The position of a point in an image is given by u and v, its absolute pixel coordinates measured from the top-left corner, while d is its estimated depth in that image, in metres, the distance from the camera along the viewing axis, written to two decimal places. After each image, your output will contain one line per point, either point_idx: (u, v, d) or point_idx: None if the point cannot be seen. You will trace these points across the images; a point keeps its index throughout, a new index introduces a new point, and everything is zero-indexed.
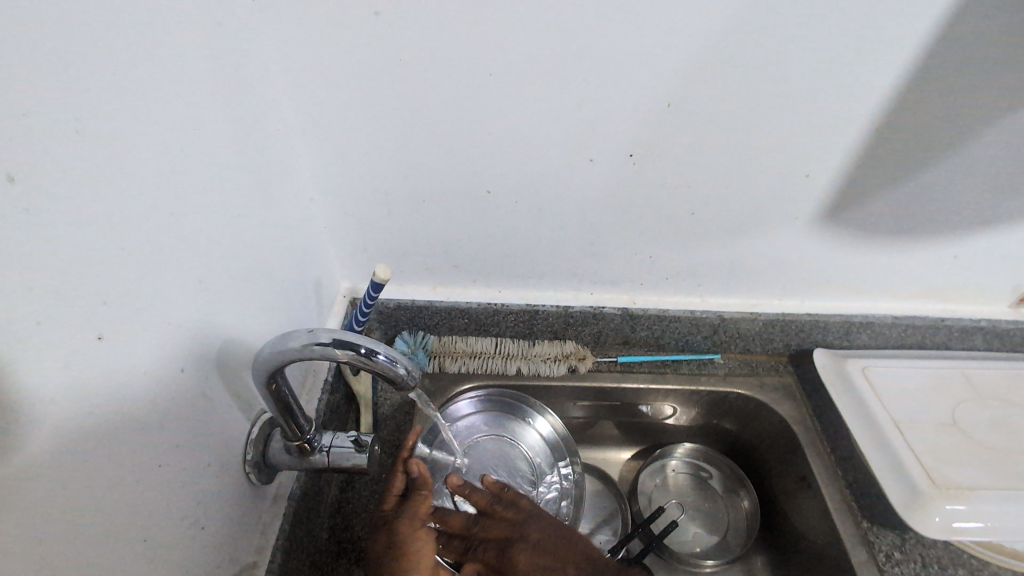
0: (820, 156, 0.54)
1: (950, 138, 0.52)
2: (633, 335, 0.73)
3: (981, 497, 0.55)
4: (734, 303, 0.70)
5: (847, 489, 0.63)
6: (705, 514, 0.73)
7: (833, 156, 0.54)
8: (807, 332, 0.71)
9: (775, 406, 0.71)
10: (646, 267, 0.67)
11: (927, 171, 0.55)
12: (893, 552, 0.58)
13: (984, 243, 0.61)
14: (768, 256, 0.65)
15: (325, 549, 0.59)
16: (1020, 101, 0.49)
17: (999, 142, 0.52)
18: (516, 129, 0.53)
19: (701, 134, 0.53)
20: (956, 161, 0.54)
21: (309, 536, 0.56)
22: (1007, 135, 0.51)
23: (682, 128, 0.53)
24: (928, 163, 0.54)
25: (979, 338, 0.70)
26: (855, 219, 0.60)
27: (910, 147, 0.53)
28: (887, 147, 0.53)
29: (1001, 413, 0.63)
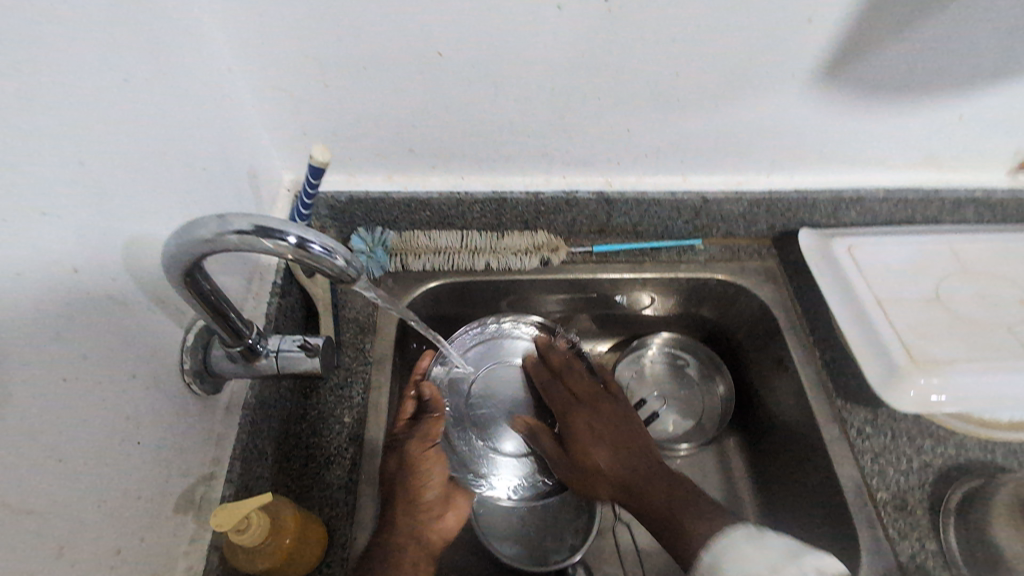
0: None
1: None
2: (609, 222, 0.68)
3: (957, 370, 0.54)
4: (719, 183, 0.65)
5: (824, 370, 0.62)
6: (681, 400, 0.73)
7: None
8: (793, 211, 0.66)
9: (756, 291, 0.69)
10: (623, 143, 0.60)
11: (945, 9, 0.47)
12: (864, 427, 0.58)
13: (996, 99, 0.55)
14: (758, 125, 0.58)
15: (290, 456, 0.56)
16: None
17: None
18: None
19: None
20: None
21: (274, 444, 0.53)
22: None
23: None
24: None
25: (970, 212, 0.66)
26: (858, 76, 0.53)
27: None
28: None
29: (983, 286, 0.60)
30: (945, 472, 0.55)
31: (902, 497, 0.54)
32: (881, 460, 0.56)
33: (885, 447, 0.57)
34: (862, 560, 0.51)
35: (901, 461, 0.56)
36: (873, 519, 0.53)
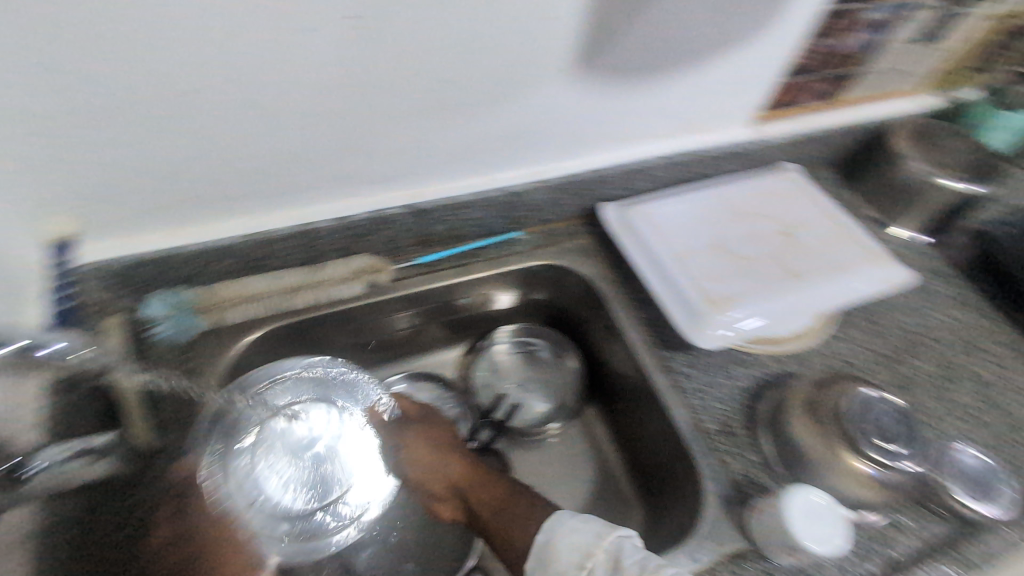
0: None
1: None
2: (428, 232, 0.68)
3: (741, 303, 0.62)
4: (519, 176, 0.67)
5: (645, 326, 0.68)
6: (540, 383, 0.79)
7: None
8: (591, 189, 0.71)
9: (579, 269, 0.73)
10: (416, 156, 0.60)
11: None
12: (686, 368, 0.64)
13: (722, 70, 0.63)
14: (536, 120, 0.61)
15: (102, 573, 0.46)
16: None
17: None
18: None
19: None
20: None
21: None
22: None
23: None
24: None
25: (734, 164, 0.76)
26: (606, 65, 0.57)
27: None
28: None
29: (751, 225, 0.70)
30: (754, 390, 0.63)
31: (726, 422, 0.60)
32: (704, 393, 0.62)
33: (706, 381, 0.63)
34: (707, 487, 0.57)
35: (720, 390, 0.62)
36: (710, 448, 0.59)
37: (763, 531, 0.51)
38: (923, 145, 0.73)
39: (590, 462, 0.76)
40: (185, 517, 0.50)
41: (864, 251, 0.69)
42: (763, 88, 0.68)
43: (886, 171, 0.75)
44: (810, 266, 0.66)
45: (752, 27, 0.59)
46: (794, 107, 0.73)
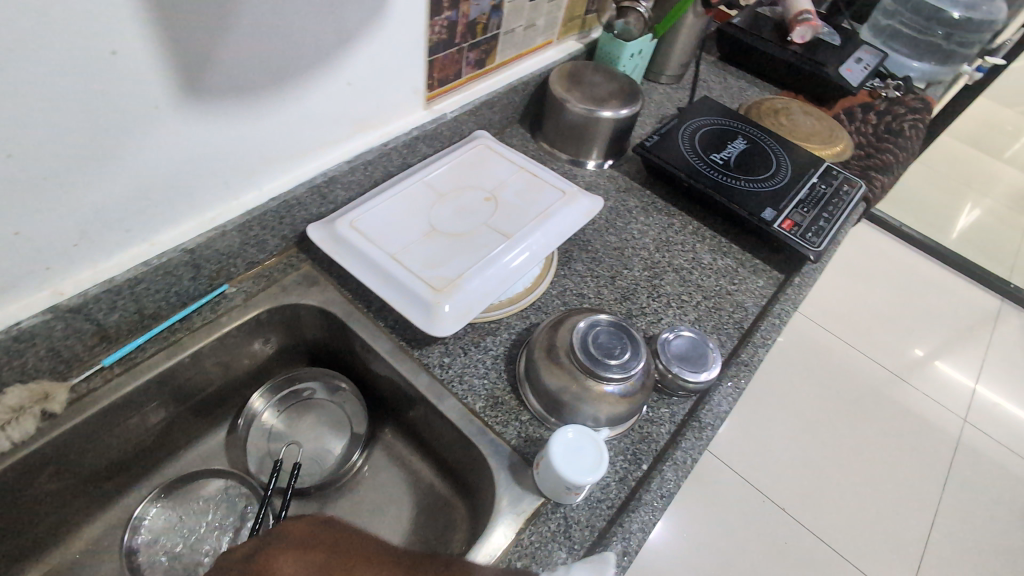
0: (106, 20, 0.41)
1: None
2: (104, 325, 0.56)
3: (466, 278, 0.63)
4: (191, 228, 0.58)
5: (393, 332, 0.65)
6: (324, 424, 0.74)
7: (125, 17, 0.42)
8: (286, 216, 0.65)
9: (307, 299, 0.67)
10: (26, 249, 0.47)
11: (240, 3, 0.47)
12: (443, 360, 0.64)
13: (360, 60, 0.62)
14: (174, 163, 0.52)
15: None
16: None
17: None
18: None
19: None
20: None
21: None
22: None
23: None
24: None
25: (424, 145, 0.77)
26: (224, 84, 0.51)
27: None
28: None
29: (458, 201, 0.72)
30: (508, 353, 0.65)
31: (493, 395, 0.62)
32: (466, 376, 0.63)
33: (464, 364, 0.64)
34: (495, 464, 0.57)
35: (479, 367, 0.64)
36: (483, 426, 0.60)
37: (546, 484, 0.53)
38: (576, 89, 0.84)
39: (402, 479, 0.73)
40: None
41: (560, 193, 0.75)
42: (415, 66, 0.69)
43: (558, 116, 0.85)
44: (517, 223, 0.70)
45: (366, 11, 0.58)
46: (456, 82, 0.76)
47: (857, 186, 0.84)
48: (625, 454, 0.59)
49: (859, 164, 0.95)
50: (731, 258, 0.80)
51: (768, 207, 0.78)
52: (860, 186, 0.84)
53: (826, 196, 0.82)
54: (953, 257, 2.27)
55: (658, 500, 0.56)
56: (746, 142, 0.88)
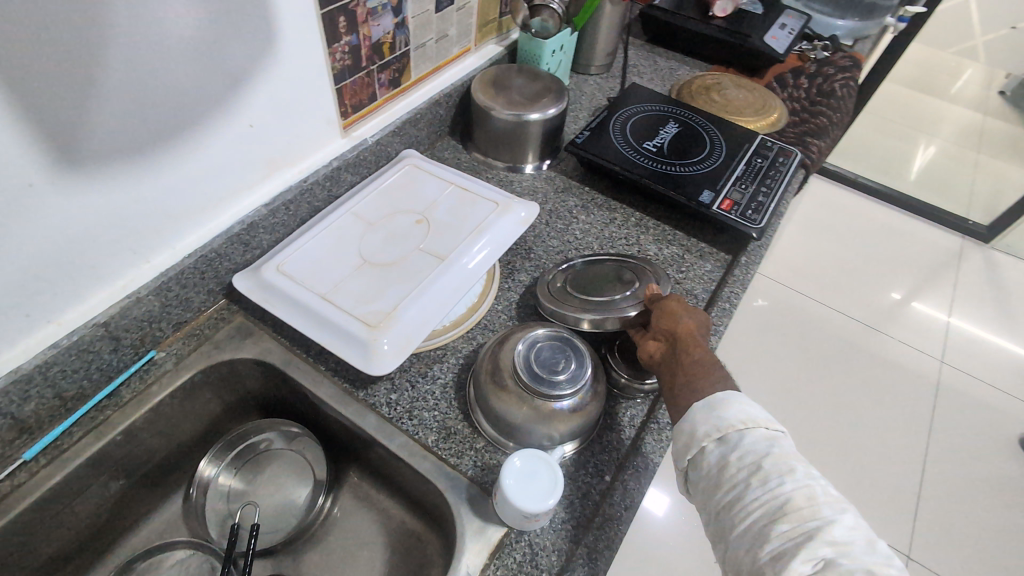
0: None
1: (75, 19, 0.41)
2: (18, 419, 0.52)
3: (402, 309, 0.61)
4: (100, 301, 0.55)
5: (336, 375, 0.63)
6: (285, 476, 0.71)
7: None
8: (207, 271, 0.62)
9: (242, 353, 0.65)
10: None
11: (102, 63, 0.44)
12: (391, 396, 0.62)
13: (258, 100, 0.59)
14: (62, 239, 0.49)
15: None
16: None
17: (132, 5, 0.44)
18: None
19: None
20: (121, 41, 0.45)
21: None
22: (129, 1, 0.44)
23: None
24: (92, 56, 0.44)
25: (348, 174, 0.74)
26: (103, 149, 0.48)
27: (42, 42, 0.41)
28: (15, 60, 0.40)
29: (388, 228, 0.69)
30: (458, 379, 0.64)
31: (445, 426, 0.60)
32: (416, 410, 0.61)
33: (413, 397, 0.62)
34: (453, 499, 0.55)
35: (429, 398, 0.62)
36: (438, 460, 0.58)
37: (503, 509, 0.51)
38: (500, 95, 0.82)
39: (372, 520, 0.71)
40: None
41: (493, 204, 0.73)
42: (323, 96, 0.66)
43: (485, 125, 0.83)
44: (450, 243, 0.68)
45: (254, 49, 0.55)
46: (372, 105, 0.73)
47: (792, 154, 0.83)
48: (587, 468, 0.58)
49: (795, 130, 0.94)
50: (677, 245, 0.79)
51: (706, 189, 0.77)
52: (795, 154, 0.83)
53: (763, 169, 0.81)
54: (912, 201, 2.30)
55: (624, 512, 0.56)
56: (678, 125, 0.87)
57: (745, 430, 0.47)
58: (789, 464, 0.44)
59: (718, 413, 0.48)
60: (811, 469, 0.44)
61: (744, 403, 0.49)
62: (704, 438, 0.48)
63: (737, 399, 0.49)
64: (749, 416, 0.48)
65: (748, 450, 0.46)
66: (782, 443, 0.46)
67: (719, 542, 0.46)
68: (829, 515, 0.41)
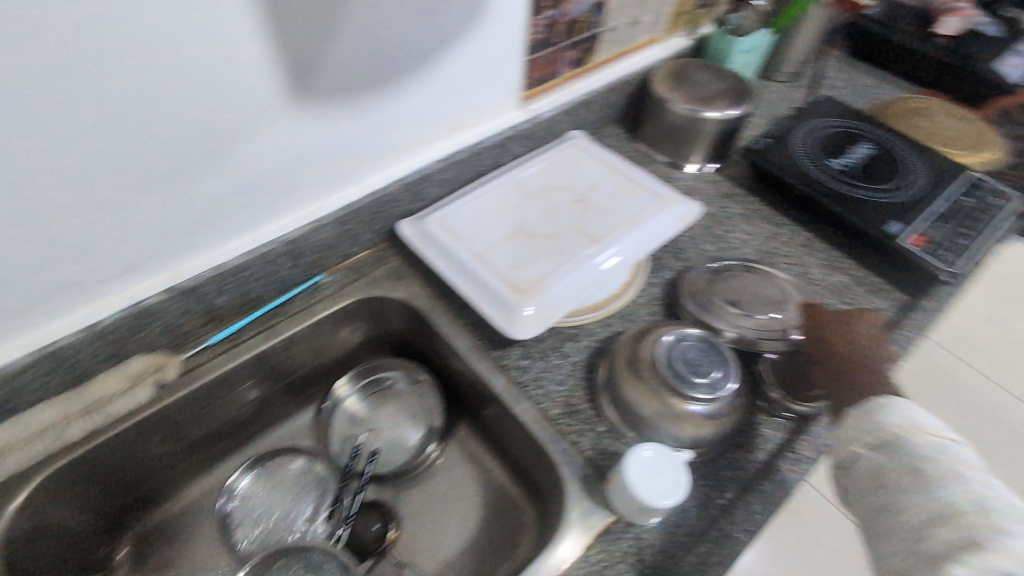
0: (222, 25, 0.44)
1: None
2: (212, 307, 0.61)
3: (549, 282, 0.62)
4: (293, 220, 0.62)
5: (473, 331, 0.66)
6: (403, 415, 0.75)
7: (239, 23, 0.44)
8: (380, 211, 0.67)
9: (394, 293, 0.69)
10: (151, 233, 0.52)
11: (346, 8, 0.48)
12: (521, 362, 0.63)
13: (458, 59, 0.62)
14: (279, 159, 0.55)
15: None
16: None
17: None
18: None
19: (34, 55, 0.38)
20: None
21: None
22: None
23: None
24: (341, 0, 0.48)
25: (518, 144, 0.76)
26: (328, 84, 0.53)
27: None
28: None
29: (547, 200, 0.70)
30: (589, 362, 0.63)
31: (568, 403, 0.60)
32: (543, 381, 0.62)
33: (542, 368, 0.63)
34: (564, 476, 0.56)
35: (557, 372, 0.62)
36: (556, 433, 0.58)
37: (620, 500, 0.50)
38: (679, 89, 0.79)
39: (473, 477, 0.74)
40: None
41: (655, 197, 0.71)
42: (514, 65, 0.68)
43: (659, 117, 0.81)
44: (605, 228, 0.68)
45: (467, 11, 0.58)
46: (552, 82, 0.74)
47: (1012, 199, 0.72)
48: (709, 479, 0.56)
49: (1017, 173, 0.81)
50: (847, 275, 0.71)
51: (895, 220, 0.69)
52: (1016, 200, 0.72)
53: (970, 210, 0.71)
54: None
55: (741, 535, 0.52)
56: (873, 146, 0.79)
57: (904, 435, 0.46)
58: (957, 470, 0.42)
59: (873, 416, 0.48)
60: (986, 479, 0.41)
61: (907, 408, 0.48)
62: (859, 442, 0.48)
63: (901, 405, 0.48)
64: (910, 422, 0.46)
65: (905, 452, 0.44)
66: (953, 451, 0.44)
67: (875, 548, 0.45)
68: (1006, 527, 0.38)
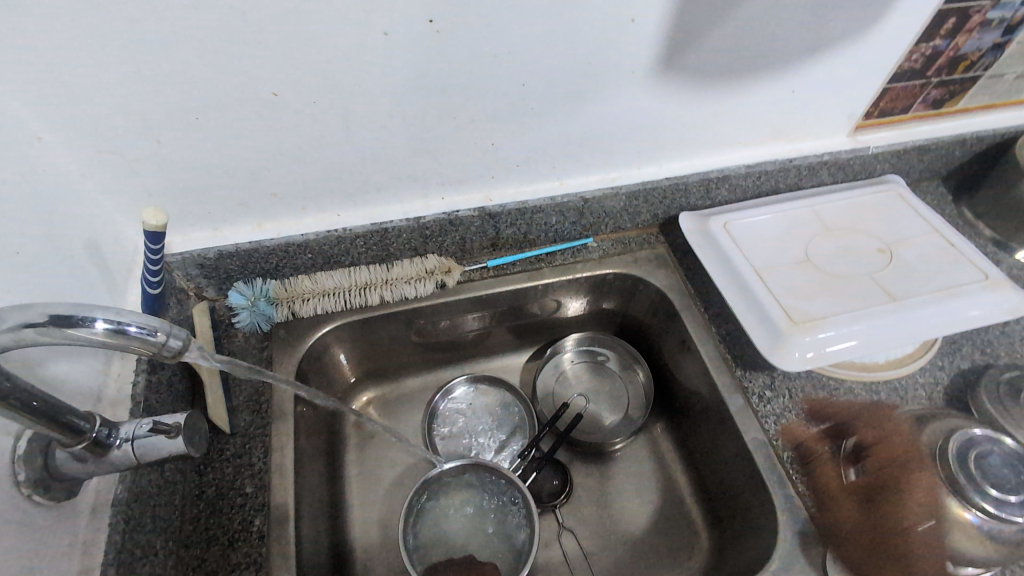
0: None
1: None
2: (499, 235, 0.68)
3: (831, 323, 0.57)
4: (595, 182, 0.65)
5: (721, 343, 0.64)
6: (607, 395, 0.76)
7: None
8: (669, 197, 0.68)
9: (651, 278, 0.70)
10: (492, 157, 0.59)
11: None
12: (765, 392, 0.60)
13: (820, 71, 0.58)
14: (616, 124, 0.58)
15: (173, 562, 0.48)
16: None
17: None
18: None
19: None
20: None
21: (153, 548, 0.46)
22: None
23: None
24: None
25: (827, 172, 0.71)
26: (693, 66, 0.54)
27: None
28: None
29: (846, 240, 0.65)
30: (841, 420, 0.58)
31: (806, 452, 0.56)
32: (785, 420, 0.58)
33: (786, 406, 0.59)
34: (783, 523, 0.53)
35: (802, 417, 0.59)
36: (785, 478, 0.55)
37: None
38: None
39: None
40: (198, 508, 0.53)
41: (982, 274, 0.60)
42: (867, 91, 0.63)
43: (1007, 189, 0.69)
44: (909, 288, 0.60)
45: (856, 25, 0.54)
46: (898, 117, 0.68)
47: None
48: None
49: None
50: None
51: None
52: None
53: None
54: None
55: None
56: None
57: None
58: None
59: None
60: None
61: None
62: None
63: None
64: None
65: None
66: None
67: None
68: None
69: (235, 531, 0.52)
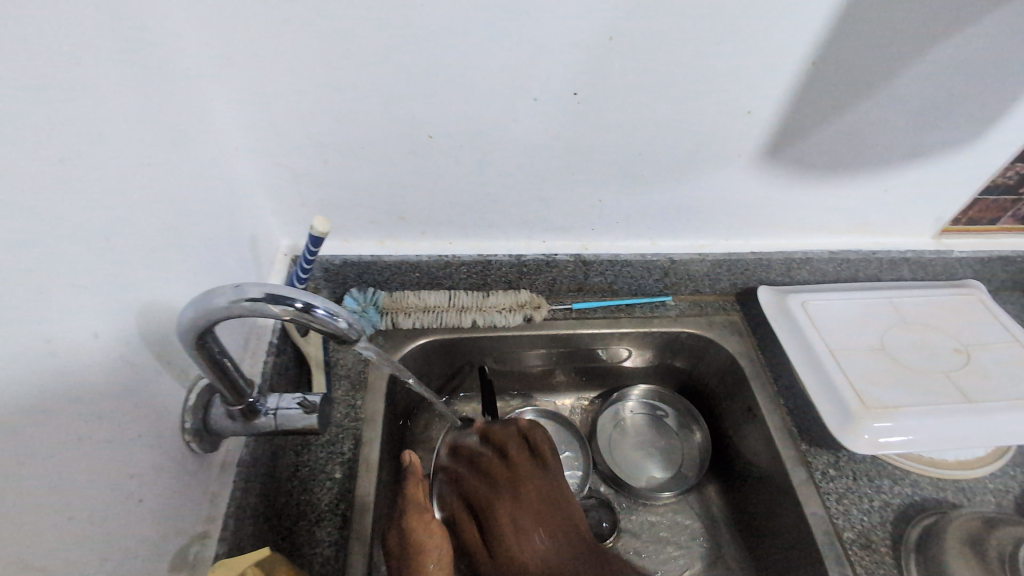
0: (760, 92, 0.53)
1: (878, 73, 0.51)
2: (587, 282, 0.73)
3: (904, 413, 0.59)
4: (684, 247, 0.70)
5: (788, 415, 0.67)
6: (662, 451, 0.78)
7: (772, 94, 0.53)
8: (751, 270, 0.72)
9: (723, 343, 0.74)
10: (597, 212, 0.65)
11: (857, 106, 0.54)
12: (828, 469, 0.62)
13: (913, 176, 0.63)
14: (715, 198, 0.64)
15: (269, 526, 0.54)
16: (933, 38, 0.49)
17: (918, 80, 0.52)
18: (443, 62, 0.49)
19: (638, 76, 0.51)
20: (884, 97, 0.53)
21: (258, 510, 0.52)
22: (918, 76, 0.52)
23: (617, 67, 0.50)
24: (858, 99, 0.53)
25: (908, 269, 0.74)
26: (794, 158, 0.59)
27: (849, 78, 0.52)
28: (820, 83, 0.52)
29: (923, 336, 0.67)
30: (903, 511, 0.59)
31: (866, 535, 0.57)
32: (846, 500, 0.60)
33: (847, 487, 0.61)
34: None
35: (863, 500, 0.60)
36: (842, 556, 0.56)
37: None
38: None
39: None
40: (293, 483, 0.58)
41: None
42: (957, 199, 0.67)
43: None
44: (984, 391, 0.61)
45: (953, 141, 0.59)
46: (986, 227, 0.71)
47: None
48: None
49: None
50: None
51: None
52: None
53: None
54: None
55: None
56: None
57: None
58: None
59: None
60: None
61: None
62: None
63: None
64: None
65: None
66: None
67: None
68: None
69: (321, 511, 0.57)
